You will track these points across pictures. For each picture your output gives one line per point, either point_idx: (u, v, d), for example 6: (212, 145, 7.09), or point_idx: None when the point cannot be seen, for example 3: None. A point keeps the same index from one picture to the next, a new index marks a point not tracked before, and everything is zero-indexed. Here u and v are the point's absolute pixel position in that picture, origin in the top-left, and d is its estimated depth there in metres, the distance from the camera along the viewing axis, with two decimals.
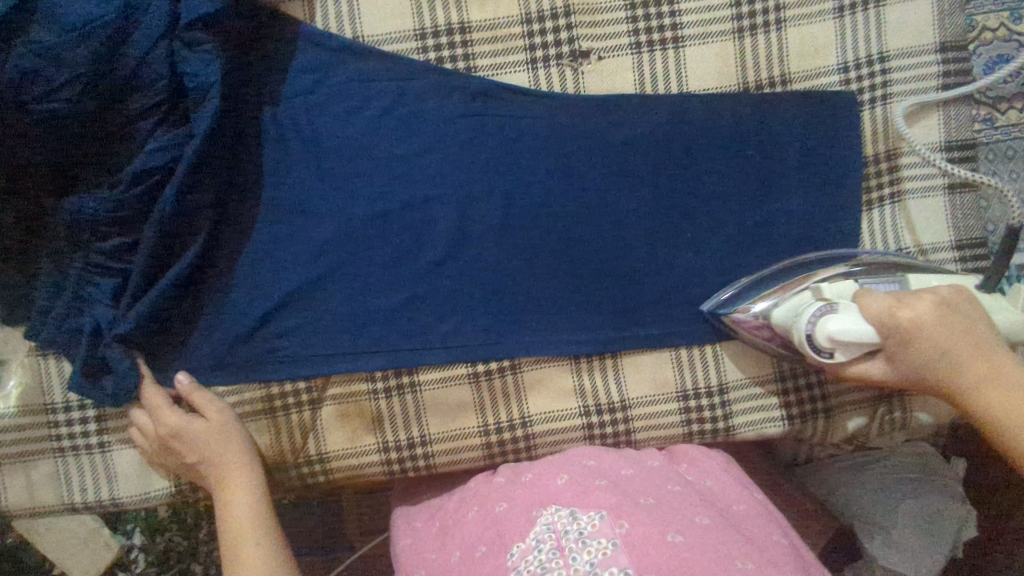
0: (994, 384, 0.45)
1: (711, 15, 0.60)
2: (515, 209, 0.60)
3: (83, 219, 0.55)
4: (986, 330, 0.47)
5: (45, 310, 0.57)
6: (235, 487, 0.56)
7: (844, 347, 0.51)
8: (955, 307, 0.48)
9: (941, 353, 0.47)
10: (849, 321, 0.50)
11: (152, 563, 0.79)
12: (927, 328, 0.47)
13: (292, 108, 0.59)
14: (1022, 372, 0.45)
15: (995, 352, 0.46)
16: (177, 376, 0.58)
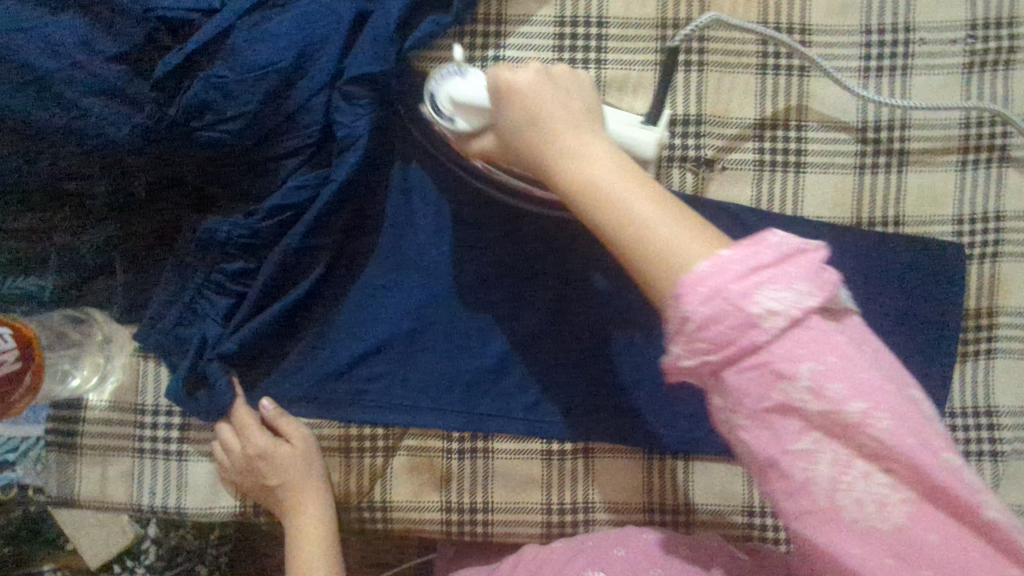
0: (573, 156, 0.42)
1: (836, 146, 0.62)
2: (618, 300, 0.61)
3: (214, 240, 0.57)
4: (586, 104, 0.45)
5: (156, 317, 0.59)
6: (310, 516, 0.59)
7: (462, 109, 0.51)
8: (569, 84, 0.46)
9: (535, 121, 0.44)
10: (473, 87, 0.51)
11: (160, 558, 0.78)
12: (521, 91, 0.45)
13: (423, 167, 0.61)
14: (603, 145, 0.43)
15: (586, 126, 0.44)
16: (263, 401, 0.60)
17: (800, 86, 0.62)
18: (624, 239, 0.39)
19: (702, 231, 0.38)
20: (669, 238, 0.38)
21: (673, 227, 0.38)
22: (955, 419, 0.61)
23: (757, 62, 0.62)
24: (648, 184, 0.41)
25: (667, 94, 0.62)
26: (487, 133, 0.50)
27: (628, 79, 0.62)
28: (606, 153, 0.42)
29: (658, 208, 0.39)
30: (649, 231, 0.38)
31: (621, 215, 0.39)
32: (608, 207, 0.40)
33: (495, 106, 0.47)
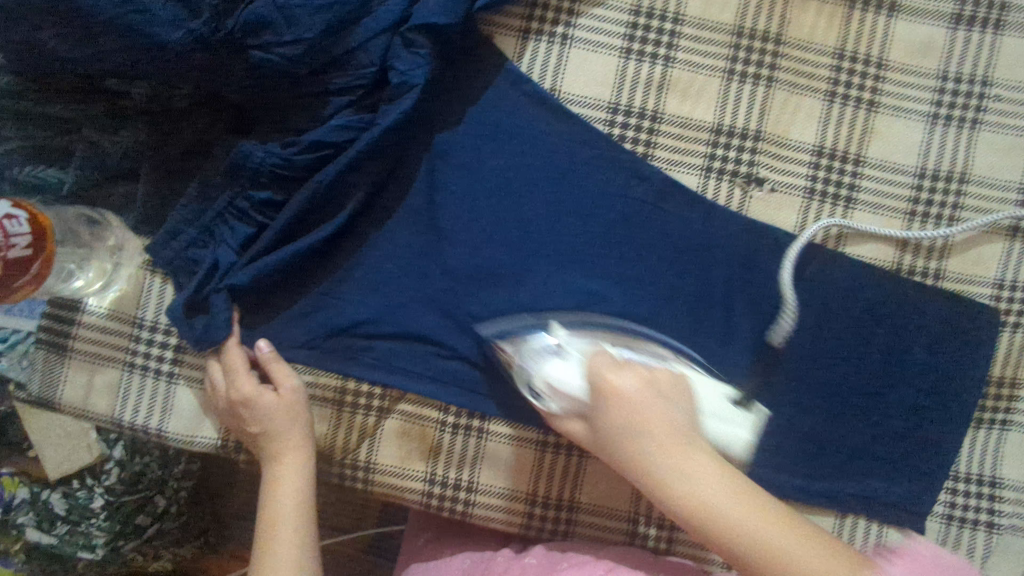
0: (692, 480, 0.43)
1: (891, 188, 0.60)
2: (641, 303, 0.59)
3: (246, 165, 0.56)
4: (682, 410, 0.47)
5: (171, 233, 0.57)
6: (287, 475, 0.56)
7: (557, 399, 0.50)
8: (664, 386, 0.48)
9: (650, 442, 0.44)
10: (568, 370, 0.50)
11: (122, 482, 0.74)
12: (625, 397, 0.46)
13: (469, 134, 0.59)
14: (712, 459, 0.45)
15: (691, 435, 0.45)
16: (260, 341, 0.58)
17: (865, 122, 0.60)
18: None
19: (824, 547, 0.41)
20: (815, 560, 0.40)
21: (815, 551, 0.41)
22: (958, 484, 0.60)
23: (826, 89, 0.60)
24: (760, 498, 0.43)
25: (729, 105, 0.60)
26: (578, 420, 0.50)
27: (694, 82, 0.60)
28: (728, 478, 0.44)
29: (785, 527, 0.42)
30: (783, 554, 0.41)
31: (758, 543, 0.41)
32: (744, 544, 0.41)
33: (600, 411, 0.47)
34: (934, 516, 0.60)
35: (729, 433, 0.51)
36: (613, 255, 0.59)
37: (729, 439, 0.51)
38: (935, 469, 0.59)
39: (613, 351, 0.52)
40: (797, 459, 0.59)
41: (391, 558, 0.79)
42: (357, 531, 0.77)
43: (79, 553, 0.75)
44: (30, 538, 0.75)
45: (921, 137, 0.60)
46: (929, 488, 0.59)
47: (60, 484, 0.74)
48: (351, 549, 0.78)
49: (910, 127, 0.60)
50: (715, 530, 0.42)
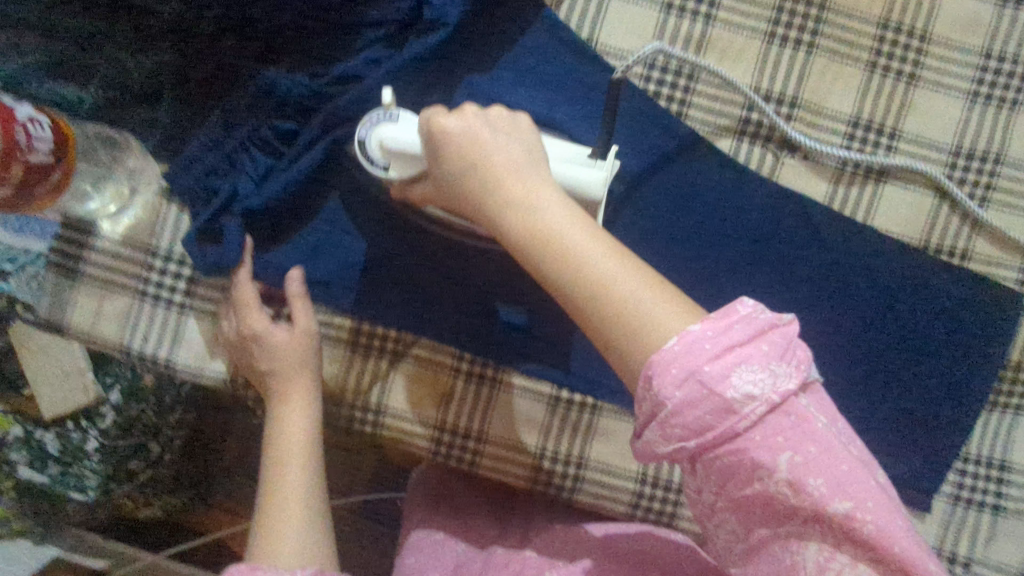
0: (518, 208, 0.39)
1: (925, 163, 0.59)
2: (666, 262, 0.58)
3: (274, 92, 0.55)
4: (525, 147, 0.42)
5: (193, 159, 0.56)
6: (294, 414, 0.55)
7: (394, 159, 0.48)
8: (505, 125, 0.43)
9: (480, 175, 0.41)
10: (405, 128, 0.48)
11: (117, 425, 0.71)
12: (452, 132, 0.42)
13: (502, 79, 0.58)
14: (550, 190, 0.40)
15: (528, 169, 0.41)
16: (292, 272, 0.56)
17: (904, 94, 0.59)
18: (595, 304, 0.37)
19: (648, 278, 0.38)
20: (640, 301, 0.36)
21: (646, 292, 0.37)
22: (965, 465, 0.60)
23: (868, 58, 0.59)
24: (599, 232, 0.39)
25: (769, 68, 0.59)
26: (422, 179, 0.48)
27: (733, 42, 0.59)
28: (564, 209, 0.39)
29: (617, 262, 0.38)
30: (610, 289, 0.37)
31: (589, 281, 0.37)
32: (577, 282, 0.37)
33: (434, 156, 0.43)
34: (939, 495, 0.60)
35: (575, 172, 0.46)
36: (639, 212, 0.58)
37: (577, 180, 0.46)
38: (946, 449, 0.59)
39: None
40: None
41: (380, 521, 0.82)
42: (350, 495, 0.81)
43: (69, 494, 0.72)
44: (21, 477, 0.71)
45: (959, 114, 0.59)
46: (940, 467, 0.59)
47: (54, 425, 0.71)
48: (343, 512, 0.81)
49: (949, 102, 0.59)
50: (534, 256, 0.38)
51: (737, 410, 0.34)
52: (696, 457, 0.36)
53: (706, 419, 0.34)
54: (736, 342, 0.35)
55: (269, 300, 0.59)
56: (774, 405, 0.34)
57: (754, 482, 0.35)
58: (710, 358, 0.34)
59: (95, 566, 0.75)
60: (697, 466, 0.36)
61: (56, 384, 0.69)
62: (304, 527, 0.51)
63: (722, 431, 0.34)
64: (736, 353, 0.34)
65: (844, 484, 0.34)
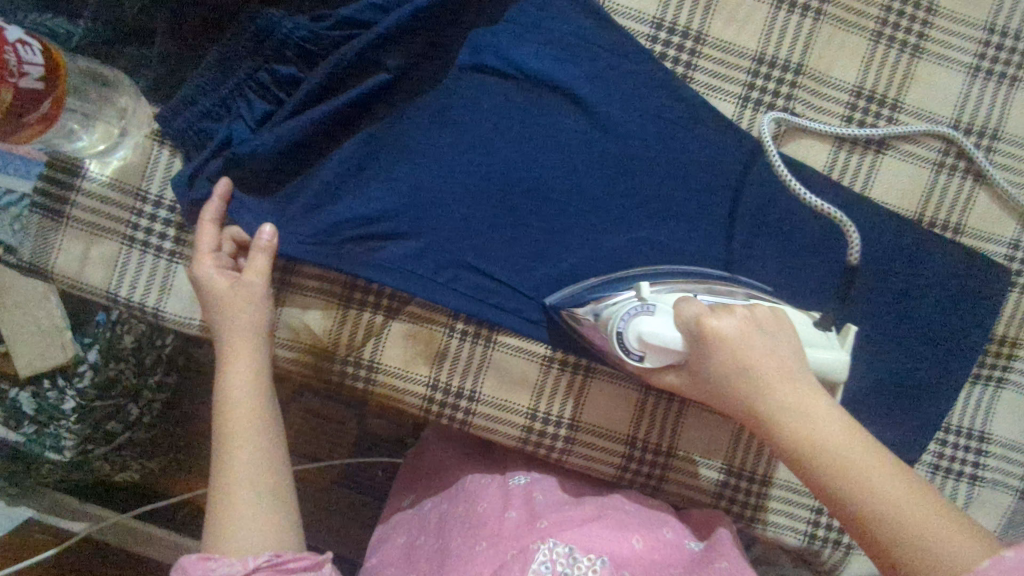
0: (797, 416, 0.40)
1: (925, 137, 0.60)
2: (667, 225, 0.58)
3: (272, 33, 0.54)
4: (794, 354, 0.43)
5: (187, 100, 0.55)
6: (237, 371, 0.51)
7: (654, 353, 0.46)
8: (766, 323, 0.43)
9: (754, 379, 0.41)
10: (663, 323, 0.45)
11: (94, 386, 0.68)
12: (726, 335, 0.42)
13: (507, 32, 0.57)
14: (827, 403, 0.40)
15: (800, 376, 0.41)
16: (264, 227, 0.53)
17: (907, 67, 0.59)
18: (876, 525, 0.37)
19: (939, 507, 0.36)
20: (938, 529, 0.35)
21: (935, 516, 0.36)
22: (947, 436, 0.61)
23: (874, 28, 0.59)
24: (885, 455, 0.39)
25: (777, 34, 0.59)
26: (674, 370, 0.47)
27: (741, 6, 0.59)
28: (837, 420, 0.40)
29: (910, 489, 0.37)
30: (899, 517, 0.36)
31: (880, 504, 0.37)
32: (868, 505, 0.37)
33: (699, 352, 0.43)
34: (921, 465, 0.61)
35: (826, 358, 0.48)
36: (641, 174, 0.58)
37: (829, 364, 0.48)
38: (933, 419, 0.60)
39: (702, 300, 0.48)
40: None
41: (363, 490, 0.81)
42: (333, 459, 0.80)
43: (45, 454, 0.69)
44: None
45: (961, 88, 0.60)
46: (924, 437, 0.60)
47: (30, 383, 0.68)
48: (326, 479, 0.80)
49: (951, 77, 0.60)
50: (815, 469, 0.39)
51: None
52: None
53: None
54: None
55: (241, 247, 0.56)
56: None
57: None
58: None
59: (76, 530, 0.75)
60: None
61: (32, 343, 0.67)
62: (257, 510, 0.47)
63: None
64: None
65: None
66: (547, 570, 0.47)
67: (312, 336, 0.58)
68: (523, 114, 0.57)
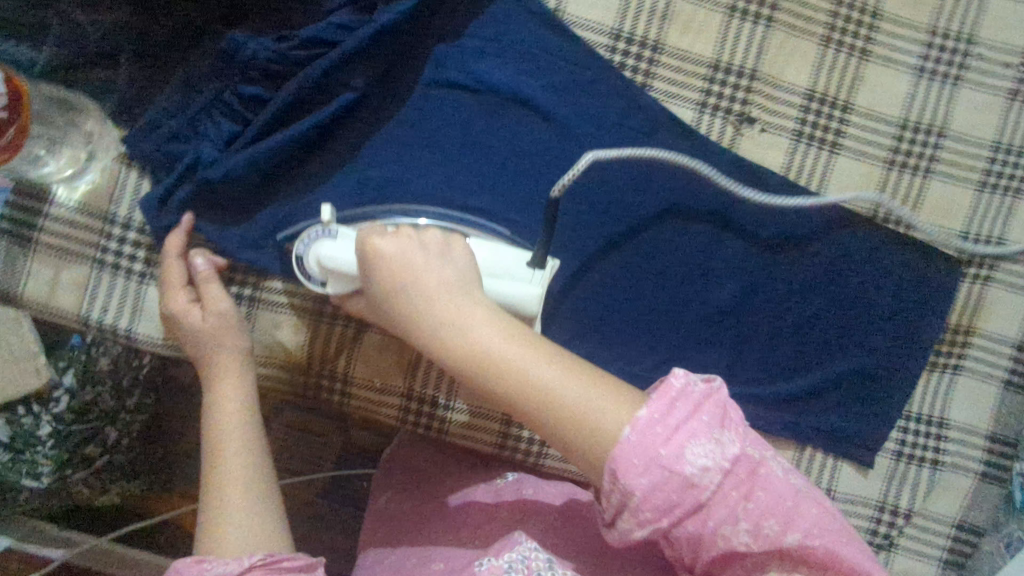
0: (452, 327, 0.41)
1: (874, 136, 0.62)
2: (627, 231, 0.61)
3: (238, 56, 0.55)
4: (456, 265, 0.45)
5: (154, 123, 0.56)
6: (223, 392, 0.53)
7: (331, 275, 0.49)
8: (432, 243, 0.46)
9: (414, 299, 0.42)
10: (340, 246, 0.49)
11: (70, 411, 0.69)
12: (391, 258, 0.44)
13: (469, 48, 0.59)
14: (480, 307, 0.42)
15: (463, 290, 0.43)
16: (197, 259, 0.55)
17: (856, 69, 0.62)
18: (547, 418, 0.40)
19: (588, 381, 0.40)
20: (586, 403, 0.39)
21: (558, 374, 0.40)
22: (908, 424, 0.64)
23: (822, 34, 0.61)
24: (532, 339, 0.42)
25: (730, 42, 0.61)
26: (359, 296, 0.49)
27: (697, 16, 0.61)
28: (491, 324, 0.41)
29: (564, 372, 0.40)
30: (559, 395, 0.40)
31: (537, 386, 0.40)
32: (518, 389, 0.40)
33: (367, 274, 0.45)
34: (883, 452, 0.64)
35: (516, 293, 0.48)
36: (604, 183, 0.61)
37: (516, 296, 0.48)
38: (889, 408, 0.63)
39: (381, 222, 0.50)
40: (764, 391, 0.62)
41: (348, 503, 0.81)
42: (317, 474, 0.80)
43: (21, 483, 0.69)
44: None
45: (907, 89, 0.62)
46: (881, 425, 0.63)
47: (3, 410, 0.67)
48: (309, 494, 0.80)
49: (897, 77, 0.62)
50: (477, 379, 0.40)
51: (697, 483, 0.37)
52: (667, 534, 0.39)
53: (660, 495, 0.37)
54: (683, 419, 0.38)
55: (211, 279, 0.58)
56: (727, 468, 0.38)
57: (718, 542, 0.39)
58: (657, 442, 0.37)
59: (53, 557, 0.71)
60: (676, 542, 0.39)
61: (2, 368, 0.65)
62: (249, 519, 0.48)
63: (688, 507, 0.38)
64: (682, 427, 0.38)
65: (805, 521, 0.39)
66: (522, 564, 0.46)
67: (286, 351, 0.59)
68: (486, 130, 0.59)
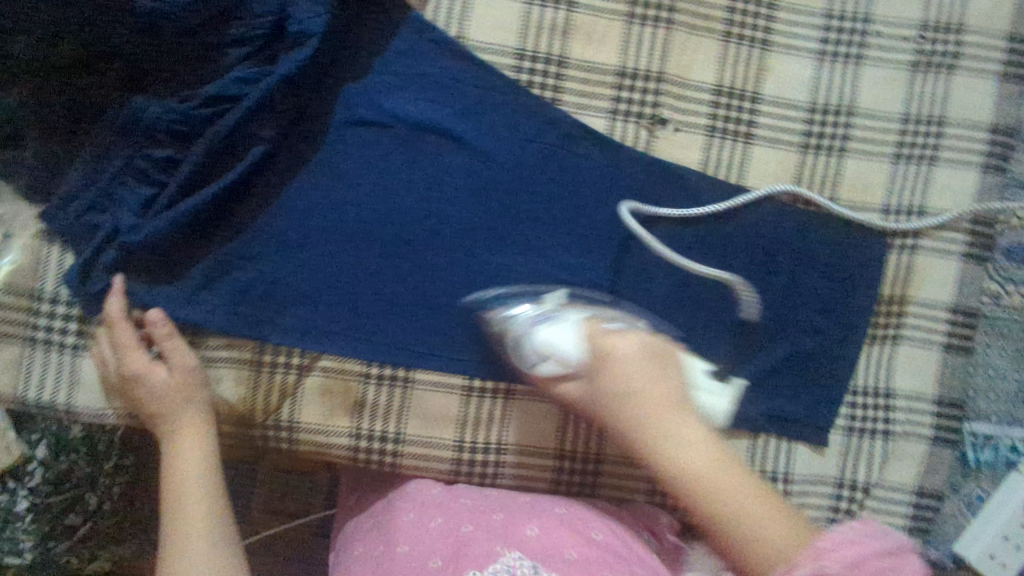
0: (663, 437, 0.50)
1: (785, 123, 0.63)
2: (556, 244, 0.61)
3: (142, 120, 0.55)
4: (676, 386, 0.53)
5: (70, 197, 0.56)
6: (187, 443, 0.56)
7: (551, 360, 0.56)
8: (657, 357, 0.54)
9: (646, 408, 0.52)
10: (564, 336, 0.55)
11: (46, 482, 0.66)
12: (621, 355, 0.53)
13: (375, 85, 0.59)
14: (695, 421, 0.51)
15: (685, 409, 0.52)
16: (152, 312, 0.56)
17: (759, 60, 0.63)
18: (729, 525, 0.47)
19: (788, 518, 0.47)
20: (761, 522, 0.47)
21: (741, 500, 0.47)
22: (854, 398, 0.65)
23: (722, 30, 0.63)
24: (748, 481, 0.49)
25: (633, 48, 0.62)
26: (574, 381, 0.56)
27: (597, 26, 0.62)
28: (706, 446, 0.50)
29: (763, 504, 0.47)
30: (748, 519, 0.47)
31: (734, 504, 0.47)
32: (712, 499, 0.48)
33: (596, 368, 0.54)
34: (835, 429, 0.65)
35: (715, 407, 0.58)
36: (530, 198, 0.61)
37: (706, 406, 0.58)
38: (834, 386, 0.64)
39: (613, 322, 0.57)
40: None
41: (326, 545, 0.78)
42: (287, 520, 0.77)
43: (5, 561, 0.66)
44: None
45: (811, 74, 0.64)
46: (828, 403, 0.64)
47: None
48: (284, 541, 0.77)
49: (800, 63, 0.64)
50: (687, 484, 0.49)
51: None
52: None
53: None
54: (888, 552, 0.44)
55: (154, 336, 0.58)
56: None
57: None
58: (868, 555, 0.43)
59: None
60: None
61: None
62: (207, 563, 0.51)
63: None
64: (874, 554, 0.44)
65: None
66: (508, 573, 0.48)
67: (230, 406, 0.59)
68: (403, 163, 0.59)
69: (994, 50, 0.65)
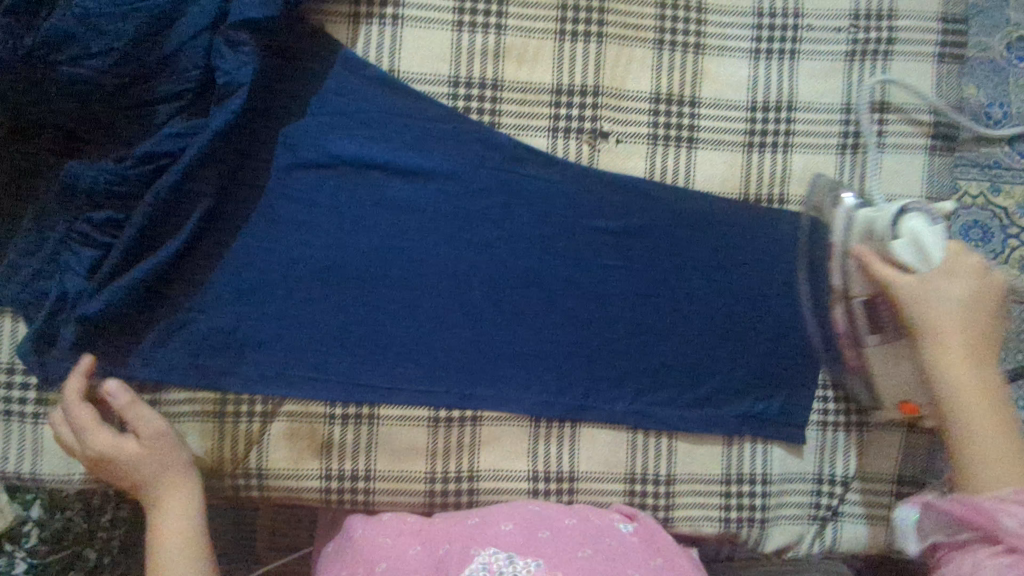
0: (976, 369, 0.50)
1: (726, 124, 0.63)
2: (510, 268, 0.61)
3: (79, 186, 0.55)
4: (995, 331, 0.52)
5: (16, 267, 0.56)
6: (163, 512, 0.55)
7: (905, 250, 0.54)
8: (982, 284, 0.53)
9: (966, 334, 0.52)
10: (929, 240, 0.54)
11: (43, 542, 0.64)
12: (962, 274, 0.53)
13: (313, 127, 0.59)
14: (994, 372, 0.51)
15: (986, 351, 0.51)
16: (108, 385, 0.56)
17: (694, 65, 0.63)
18: (972, 452, 0.49)
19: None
20: (1010, 462, 0.47)
21: (1004, 449, 0.48)
22: (824, 393, 0.65)
23: (654, 37, 0.63)
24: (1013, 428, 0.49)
25: (565, 65, 0.62)
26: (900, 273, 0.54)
27: (527, 47, 0.62)
28: (988, 381, 0.50)
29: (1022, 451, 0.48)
30: (994, 452, 0.48)
31: (982, 433, 0.49)
32: (964, 418, 0.49)
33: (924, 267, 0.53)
34: (808, 424, 0.64)
35: None
36: (480, 222, 0.61)
37: None
38: (802, 383, 0.64)
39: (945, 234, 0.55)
40: (677, 392, 0.62)
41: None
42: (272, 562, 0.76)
43: None
44: None
45: (747, 74, 0.64)
46: (798, 399, 0.64)
47: None
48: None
49: (734, 64, 0.64)
50: (958, 398, 0.50)
51: None
52: None
53: None
54: None
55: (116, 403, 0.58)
56: None
57: None
58: None
59: None
60: None
61: None
62: None
63: None
64: None
65: None
66: (484, 570, 0.49)
67: (197, 459, 0.59)
68: (347, 202, 0.59)
69: (927, 32, 0.64)
